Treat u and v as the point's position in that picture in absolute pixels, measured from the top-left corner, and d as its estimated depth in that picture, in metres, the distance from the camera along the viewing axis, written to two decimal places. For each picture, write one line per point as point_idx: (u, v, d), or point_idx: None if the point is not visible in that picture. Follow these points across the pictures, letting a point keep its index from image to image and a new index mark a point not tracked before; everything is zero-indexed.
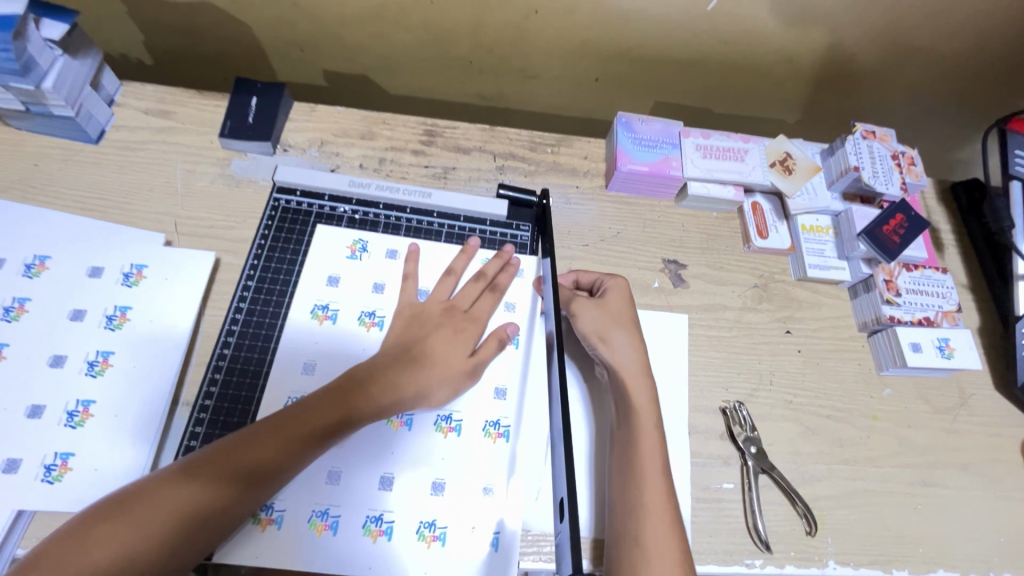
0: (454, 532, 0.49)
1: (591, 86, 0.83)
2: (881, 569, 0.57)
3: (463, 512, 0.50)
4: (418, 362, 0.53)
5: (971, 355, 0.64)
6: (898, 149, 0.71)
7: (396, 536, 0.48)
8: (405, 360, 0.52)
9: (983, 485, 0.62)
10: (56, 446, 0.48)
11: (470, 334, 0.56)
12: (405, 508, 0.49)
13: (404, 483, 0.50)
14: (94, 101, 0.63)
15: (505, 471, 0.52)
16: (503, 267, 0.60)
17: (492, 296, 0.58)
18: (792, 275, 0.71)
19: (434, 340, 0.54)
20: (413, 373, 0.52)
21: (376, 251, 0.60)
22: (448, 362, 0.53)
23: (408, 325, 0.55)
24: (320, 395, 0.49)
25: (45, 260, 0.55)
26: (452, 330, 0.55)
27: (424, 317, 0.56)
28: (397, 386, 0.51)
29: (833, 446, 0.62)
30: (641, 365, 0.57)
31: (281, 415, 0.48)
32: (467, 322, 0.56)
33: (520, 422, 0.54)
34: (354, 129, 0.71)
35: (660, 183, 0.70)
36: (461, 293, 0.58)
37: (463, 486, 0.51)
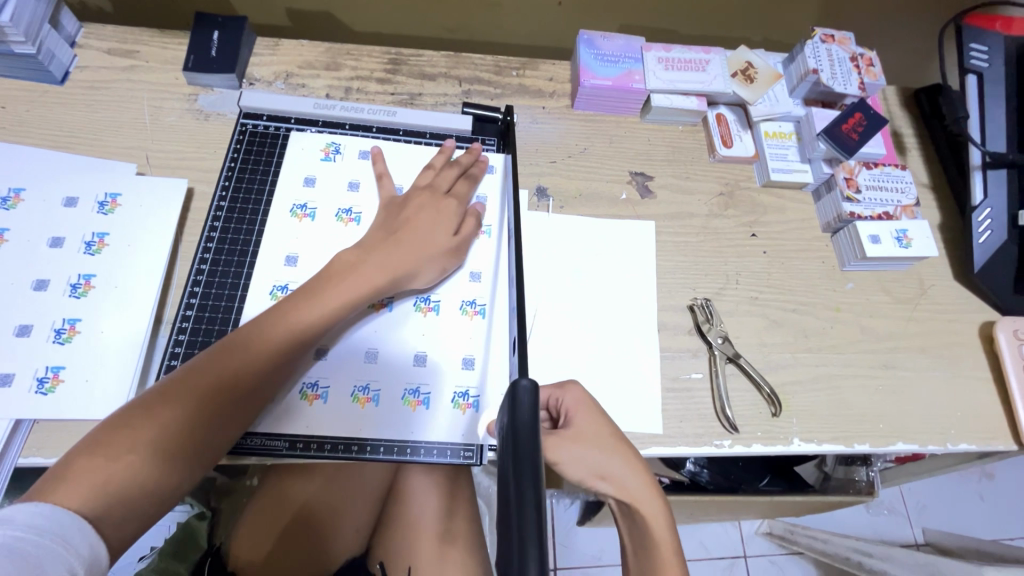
0: (441, 400, 0.52)
1: (555, 11, 0.83)
2: (844, 445, 0.60)
3: (445, 380, 0.53)
4: (402, 244, 0.54)
5: (928, 244, 0.66)
6: (856, 51, 0.72)
7: (383, 401, 0.52)
8: (387, 246, 0.54)
9: (941, 365, 0.65)
10: (47, 361, 0.51)
11: (452, 215, 0.57)
12: (391, 379, 0.52)
13: (388, 357, 0.53)
14: (55, 39, 0.64)
15: (484, 341, 0.55)
16: (475, 161, 0.63)
17: (466, 182, 0.60)
18: (757, 182, 0.73)
19: (416, 224, 0.56)
20: (399, 257, 0.53)
21: (348, 158, 0.62)
22: (431, 244, 0.55)
23: (387, 219, 0.56)
24: (303, 291, 0.51)
25: (19, 193, 0.56)
26: (434, 216, 0.57)
27: (403, 209, 0.57)
28: (384, 268, 0.52)
29: (797, 337, 0.64)
30: (648, 485, 0.52)
31: (267, 314, 0.49)
32: (445, 205, 0.58)
33: (495, 299, 0.57)
34: (319, 61, 0.72)
35: (624, 97, 0.71)
36: (437, 179, 0.59)
37: (445, 356, 0.54)
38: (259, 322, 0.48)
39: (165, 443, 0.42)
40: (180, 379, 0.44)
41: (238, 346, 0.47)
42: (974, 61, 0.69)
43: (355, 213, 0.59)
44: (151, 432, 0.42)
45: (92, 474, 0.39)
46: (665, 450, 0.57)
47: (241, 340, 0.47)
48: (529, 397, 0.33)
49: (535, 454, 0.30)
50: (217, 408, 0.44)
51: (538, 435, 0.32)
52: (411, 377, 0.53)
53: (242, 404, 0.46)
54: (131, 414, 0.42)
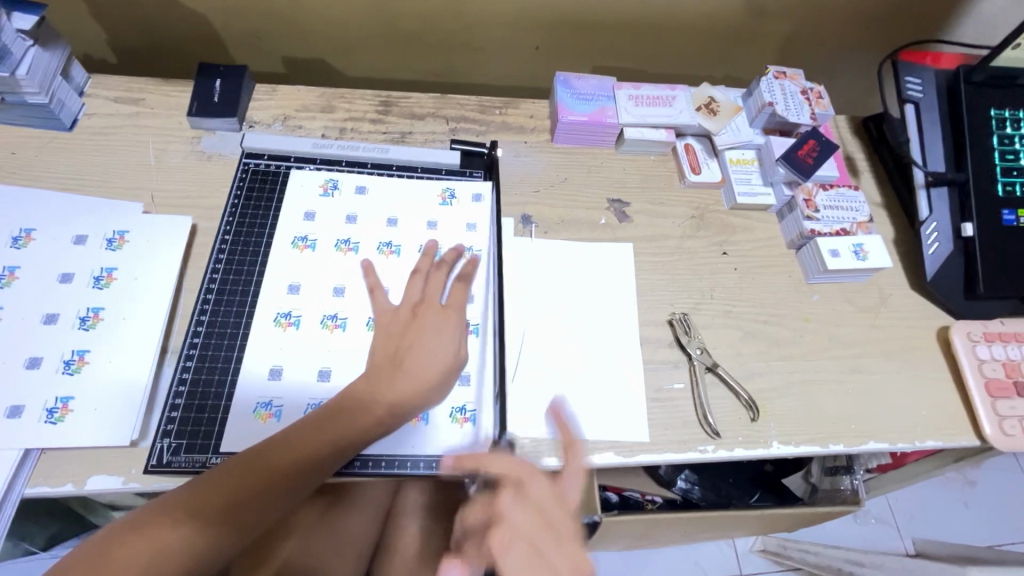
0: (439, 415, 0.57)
1: (533, 55, 0.90)
2: (820, 446, 0.64)
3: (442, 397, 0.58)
4: (405, 369, 0.55)
5: (883, 256, 0.72)
6: (806, 86, 0.80)
7: None
8: (388, 369, 0.55)
9: (903, 368, 0.70)
10: (57, 391, 0.52)
11: (454, 330, 0.58)
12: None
13: None
14: (65, 90, 0.68)
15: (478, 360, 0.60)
16: (459, 257, 0.63)
17: (463, 288, 0.61)
18: (725, 204, 0.79)
19: (418, 346, 0.57)
20: (403, 381, 0.55)
21: (345, 193, 0.66)
22: (428, 371, 0.56)
23: (386, 348, 0.57)
24: (310, 420, 0.52)
25: (31, 233, 0.59)
26: (434, 334, 0.57)
27: (401, 330, 0.57)
28: (389, 400, 0.54)
29: (771, 346, 0.69)
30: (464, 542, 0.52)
31: (275, 442, 0.50)
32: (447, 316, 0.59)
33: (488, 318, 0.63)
34: (315, 104, 0.77)
35: (599, 131, 0.77)
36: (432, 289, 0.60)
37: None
38: (264, 450, 0.50)
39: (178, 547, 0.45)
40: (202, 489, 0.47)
41: (239, 474, 0.48)
42: (910, 92, 0.76)
43: (354, 242, 0.63)
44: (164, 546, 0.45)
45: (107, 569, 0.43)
46: (652, 457, 0.60)
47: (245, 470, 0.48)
48: None
49: None
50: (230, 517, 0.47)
51: None
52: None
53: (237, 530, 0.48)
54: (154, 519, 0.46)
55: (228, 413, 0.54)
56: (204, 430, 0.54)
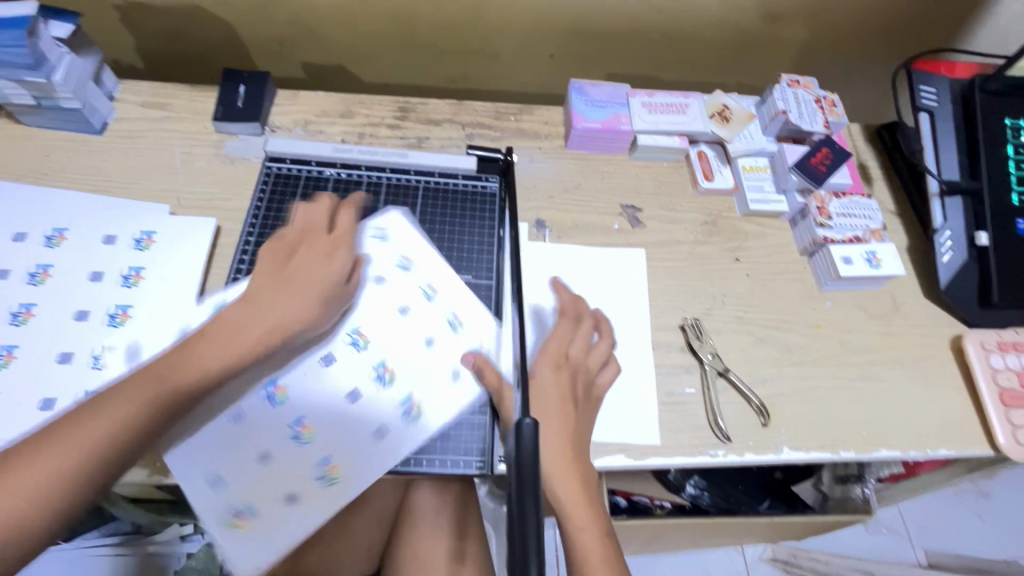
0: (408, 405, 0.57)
1: (548, 63, 0.91)
2: (831, 452, 0.64)
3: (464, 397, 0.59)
4: (262, 296, 0.52)
5: (896, 264, 0.72)
6: (820, 94, 0.80)
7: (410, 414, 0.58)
8: (258, 294, 0.52)
9: (916, 376, 0.70)
10: (87, 386, 0.54)
11: (331, 274, 0.54)
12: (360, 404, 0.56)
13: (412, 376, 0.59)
14: (97, 95, 0.70)
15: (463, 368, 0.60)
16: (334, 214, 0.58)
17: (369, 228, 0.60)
18: (737, 211, 0.79)
19: (288, 287, 0.53)
20: (260, 307, 0.52)
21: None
22: (273, 312, 0.52)
23: (272, 261, 0.54)
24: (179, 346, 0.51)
25: (63, 232, 0.61)
26: (312, 278, 0.54)
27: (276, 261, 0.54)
28: (245, 321, 0.51)
29: (782, 352, 0.69)
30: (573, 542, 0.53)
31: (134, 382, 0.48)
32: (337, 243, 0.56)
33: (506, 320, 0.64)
34: (335, 110, 0.79)
35: (612, 137, 0.79)
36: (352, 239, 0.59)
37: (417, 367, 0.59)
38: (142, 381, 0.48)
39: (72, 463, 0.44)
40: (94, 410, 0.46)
41: (119, 401, 0.47)
42: (924, 101, 0.76)
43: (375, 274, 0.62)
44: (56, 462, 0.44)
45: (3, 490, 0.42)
46: (663, 460, 0.61)
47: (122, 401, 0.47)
48: (531, 433, 0.36)
49: (531, 485, 0.33)
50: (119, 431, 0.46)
51: (539, 468, 0.35)
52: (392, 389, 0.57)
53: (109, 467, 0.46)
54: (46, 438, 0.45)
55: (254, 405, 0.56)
56: None
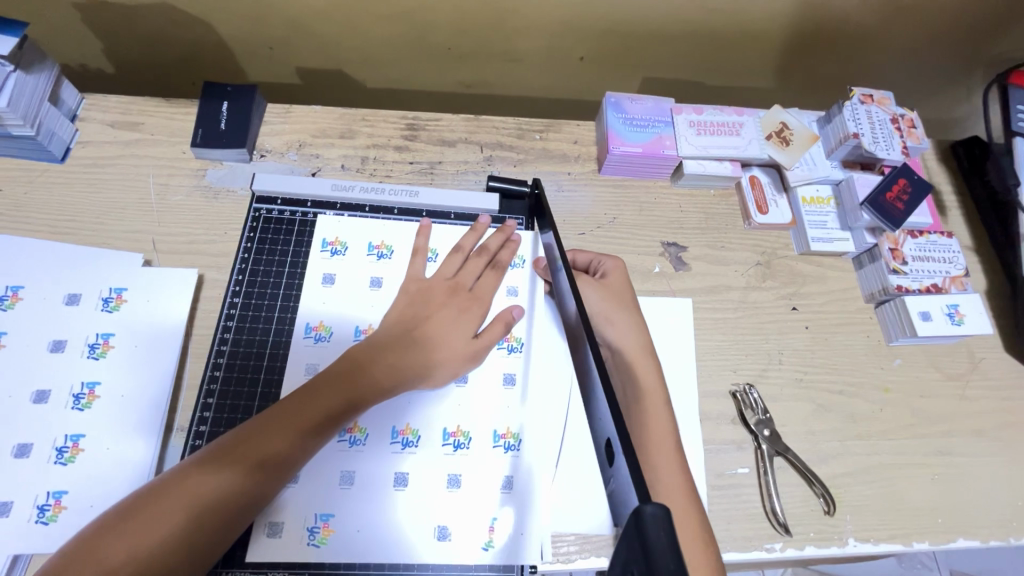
0: (469, 482, 0.48)
1: (577, 66, 0.80)
2: (902, 544, 0.56)
3: (484, 474, 0.49)
4: (420, 343, 0.50)
5: (981, 320, 0.62)
6: (897, 112, 0.69)
7: (424, 491, 0.47)
8: (400, 343, 0.50)
9: (997, 449, 0.61)
10: (48, 485, 0.46)
11: (474, 316, 0.53)
12: (426, 456, 0.49)
13: (426, 445, 0.49)
14: (54, 117, 0.60)
15: (531, 469, 0.49)
16: (504, 243, 0.58)
17: (494, 274, 0.56)
18: (794, 249, 0.69)
19: (436, 321, 0.52)
20: (409, 355, 0.50)
21: (344, 288, 0.55)
22: (454, 346, 0.51)
23: (393, 326, 0.51)
24: (303, 388, 0.47)
25: (18, 291, 0.53)
26: (459, 314, 0.53)
27: (426, 296, 0.54)
28: (395, 363, 0.49)
29: (846, 422, 0.61)
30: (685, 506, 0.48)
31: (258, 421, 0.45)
32: (471, 301, 0.54)
33: (536, 371, 0.53)
34: (334, 128, 0.68)
35: (654, 163, 0.68)
36: (465, 270, 0.56)
37: (487, 453, 0.49)
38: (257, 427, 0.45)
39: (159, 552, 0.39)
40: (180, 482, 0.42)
41: (239, 446, 0.43)
42: (1022, 124, 0.67)
43: (358, 329, 0.53)
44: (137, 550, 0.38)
45: None
46: None
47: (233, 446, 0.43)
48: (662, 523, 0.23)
49: None
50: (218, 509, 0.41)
51: None
52: (470, 469, 0.49)
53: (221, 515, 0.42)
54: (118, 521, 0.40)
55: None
56: None
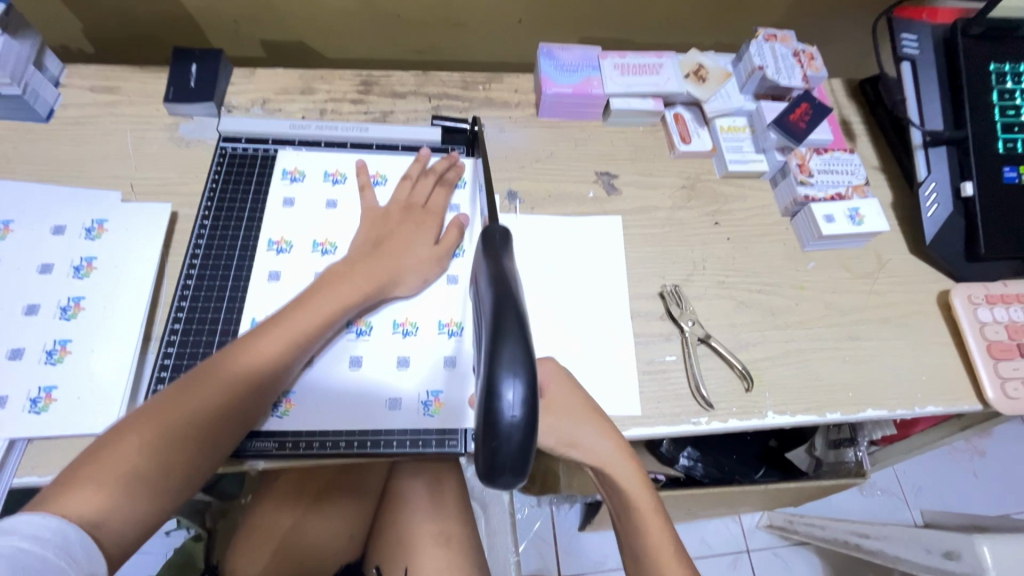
0: (416, 362, 0.55)
1: (517, 28, 0.88)
2: (817, 415, 0.62)
3: (429, 355, 0.56)
4: (386, 254, 0.57)
5: (879, 220, 0.70)
6: (798, 47, 0.77)
7: (376, 371, 0.54)
8: (371, 258, 0.56)
9: (903, 333, 0.68)
10: (39, 381, 0.52)
11: (431, 226, 0.61)
12: (377, 341, 0.56)
13: (379, 333, 0.56)
14: (39, 80, 0.67)
15: (471, 349, 0.56)
16: (450, 166, 0.66)
17: (444, 190, 0.64)
18: (716, 173, 0.77)
19: (399, 236, 0.59)
20: (382, 266, 0.56)
21: (302, 207, 0.63)
22: (420, 254, 0.58)
23: (365, 243, 0.58)
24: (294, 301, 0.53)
25: (8, 225, 0.59)
26: (421, 231, 0.60)
27: (387, 220, 0.60)
28: (372, 273, 0.55)
29: (765, 315, 0.67)
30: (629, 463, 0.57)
31: (256, 329, 0.51)
32: (427, 215, 0.61)
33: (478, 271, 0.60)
34: (294, 86, 0.75)
35: (584, 103, 0.75)
36: (417, 189, 0.63)
37: (432, 338, 0.56)
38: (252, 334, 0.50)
39: (180, 439, 0.45)
40: (191, 382, 0.47)
41: (239, 349, 0.49)
42: (907, 49, 0.73)
43: (316, 241, 0.61)
44: (161, 437, 0.44)
45: (101, 473, 0.41)
46: (645, 430, 0.59)
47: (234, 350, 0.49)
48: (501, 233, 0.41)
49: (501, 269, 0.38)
50: (229, 401, 0.47)
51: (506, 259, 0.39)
52: (418, 351, 0.56)
53: (234, 404, 0.48)
54: (137, 418, 0.44)
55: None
56: None
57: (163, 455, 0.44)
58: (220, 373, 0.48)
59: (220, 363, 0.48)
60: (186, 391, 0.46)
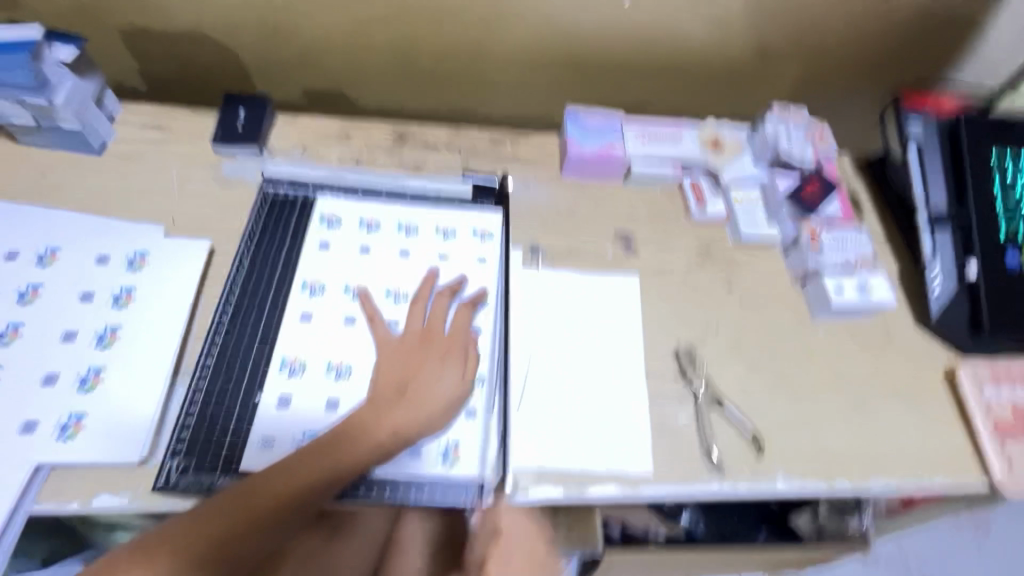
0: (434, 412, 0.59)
1: (545, 90, 0.93)
2: (826, 484, 0.63)
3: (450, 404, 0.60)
4: (408, 396, 0.57)
5: (887, 293, 0.73)
6: (809, 126, 0.82)
7: None
8: (394, 400, 0.57)
9: (910, 406, 0.70)
10: (70, 408, 0.54)
11: (454, 360, 0.61)
12: None
13: None
14: (97, 115, 0.71)
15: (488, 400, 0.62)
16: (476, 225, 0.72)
17: (467, 312, 0.64)
18: (730, 239, 0.80)
19: (424, 377, 0.59)
20: (404, 412, 0.56)
21: (338, 251, 0.67)
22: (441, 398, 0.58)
23: (389, 377, 0.58)
24: (313, 445, 0.53)
25: (56, 252, 0.61)
26: (444, 365, 0.60)
27: (407, 355, 0.60)
28: (393, 420, 0.56)
29: (776, 380, 0.69)
30: None
31: (272, 469, 0.52)
32: (449, 348, 0.61)
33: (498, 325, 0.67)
34: (333, 134, 0.79)
35: (607, 165, 0.79)
36: (437, 317, 0.63)
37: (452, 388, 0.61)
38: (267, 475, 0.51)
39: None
40: (201, 517, 0.48)
41: (252, 492, 0.50)
42: (911, 134, 0.78)
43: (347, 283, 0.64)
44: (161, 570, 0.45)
45: None
46: (657, 491, 0.60)
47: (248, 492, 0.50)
48: None
49: None
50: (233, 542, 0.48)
51: None
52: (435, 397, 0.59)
53: (248, 544, 0.49)
54: (145, 546, 0.46)
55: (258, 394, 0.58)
56: (215, 438, 0.55)
57: None
58: (228, 515, 0.48)
59: (229, 504, 0.49)
60: (193, 531, 0.47)
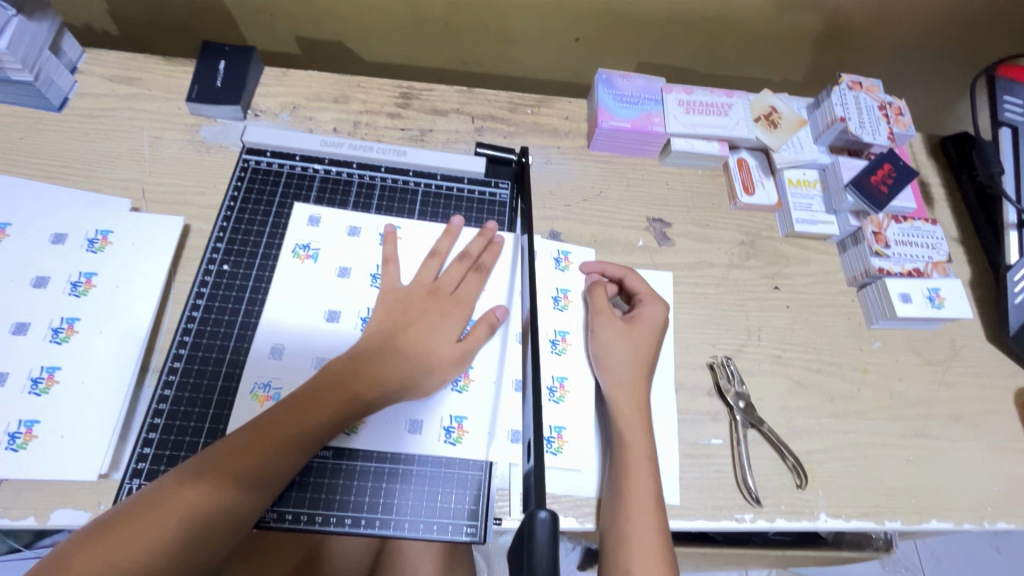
0: (430, 428, 0.50)
1: (572, 47, 0.81)
2: (874, 521, 0.56)
3: (437, 411, 0.51)
4: (406, 343, 0.50)
5: (961, 304, 0.63)
6: (884, 99, 0.70)
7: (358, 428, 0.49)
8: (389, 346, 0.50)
9: (975, 435, 0.61)
10: (20, 414, 0.47)
11: (458, 318, 0.53)
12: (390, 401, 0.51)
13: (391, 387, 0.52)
14: (54, 66, 0.61)
15: (491, 412, 0.52)
16: (486, 246, 0.58)
17: (477, 277, 0.56)
18: (780, 231, 0.70)
19: (418, 329, 0.51)
20: (397, 365, 0.49)
21: (334, 218, 0.59)
22: (441, 352, 0.51)
23: (390, 316, 0.52)
24: (293, 397, 0.46)
25: (5, 228, 0.53)
26: (443, 317, 0.53)
27: (408, 304, 0.53)
28: (381, 376, 0.48)
29: (824, 400, 0.61)
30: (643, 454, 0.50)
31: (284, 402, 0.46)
32: (453, 306, 0.54)
33: (514, 301, 0.58)
34: (327, 93, 0.69)
35: (642, 139, 0.68)
36: (446, 275, 0.55)
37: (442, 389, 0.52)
38: (229, 444, 0.43)
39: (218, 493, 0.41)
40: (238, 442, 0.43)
41: (279, 418, 0.45)
42: (1008, 115, 0.66)
43: (342, 266, 0.56)
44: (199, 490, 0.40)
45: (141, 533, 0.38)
46: (684, 524, 0.53)
47: (212, 461, 0.42)
48: (547, 529, 0.31)
49: None
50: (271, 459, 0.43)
51: None
52: (431, 416, 0.51)
53: (237, 506, 0.41)
54: (176, 477, 0.41)
55: (232, 406, 0.50)
56: (182, 456, 0.48)
57: (210, 507, 0.40)
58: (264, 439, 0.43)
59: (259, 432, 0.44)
60: (230, 454, 0.42)
